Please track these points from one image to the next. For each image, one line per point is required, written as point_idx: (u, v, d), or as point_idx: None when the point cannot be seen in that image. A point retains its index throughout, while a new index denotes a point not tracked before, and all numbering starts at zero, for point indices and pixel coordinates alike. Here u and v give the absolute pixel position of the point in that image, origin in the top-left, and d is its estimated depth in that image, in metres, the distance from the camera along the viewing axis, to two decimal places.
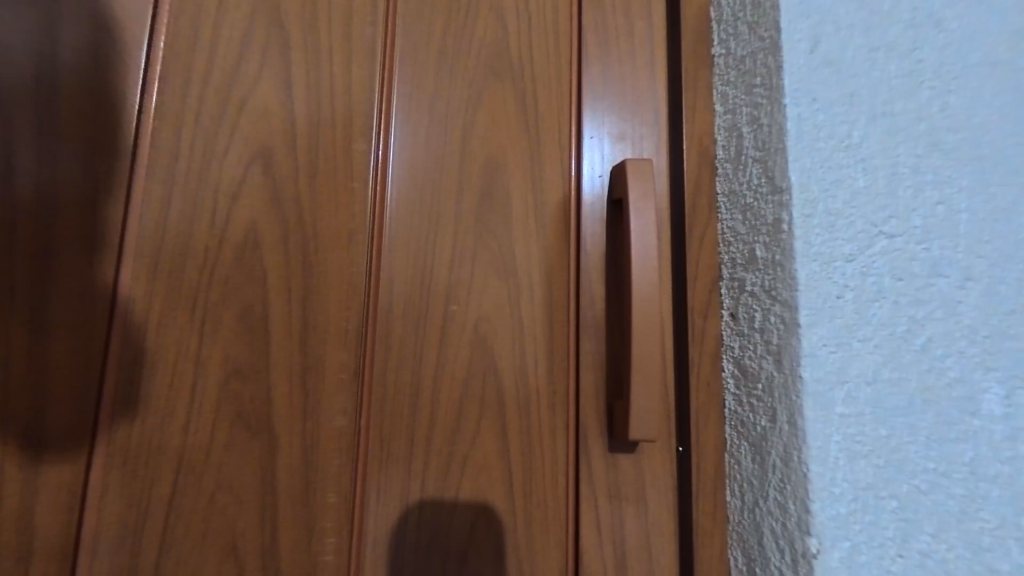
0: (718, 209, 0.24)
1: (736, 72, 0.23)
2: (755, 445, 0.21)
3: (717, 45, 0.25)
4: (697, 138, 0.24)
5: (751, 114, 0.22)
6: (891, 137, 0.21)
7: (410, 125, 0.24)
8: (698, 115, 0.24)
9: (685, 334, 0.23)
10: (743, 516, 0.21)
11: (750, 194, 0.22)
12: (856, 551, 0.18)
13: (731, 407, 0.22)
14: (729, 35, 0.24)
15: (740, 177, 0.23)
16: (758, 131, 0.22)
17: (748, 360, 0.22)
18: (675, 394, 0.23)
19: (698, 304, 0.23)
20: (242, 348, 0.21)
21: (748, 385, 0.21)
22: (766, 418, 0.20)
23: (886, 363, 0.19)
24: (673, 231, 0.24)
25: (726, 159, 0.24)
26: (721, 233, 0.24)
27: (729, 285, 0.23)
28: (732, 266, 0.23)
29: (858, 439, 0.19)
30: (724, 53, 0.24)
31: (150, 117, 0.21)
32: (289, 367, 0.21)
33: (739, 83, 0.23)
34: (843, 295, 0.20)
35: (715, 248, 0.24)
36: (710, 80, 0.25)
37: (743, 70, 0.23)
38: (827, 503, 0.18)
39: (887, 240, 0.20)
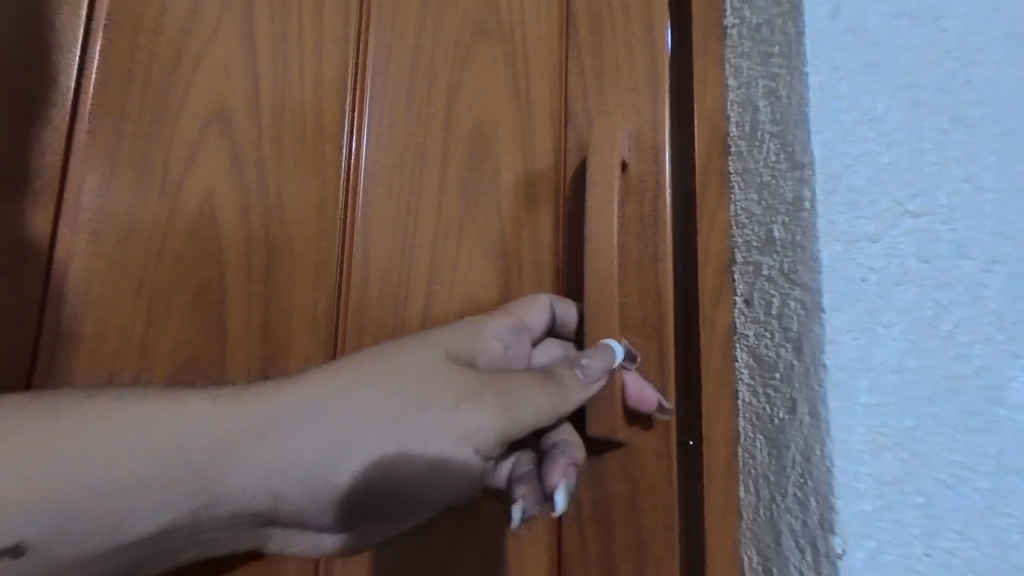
0: (731, 189, 0.22)
1: (751, 42, 0.22)
2: (772, 439, 0.20)
3: (730, 13, 0.23)
4: (707, 112, 0.22)
5: (768, 86, 0.21)
6: (915, 110, 0.20)
7: (386, 85, 0.21)
8: (708, 88, 0.23)
9: (696, 322, 0.21)
10: (758, 514, 0.20)
11: (767, 171, 0.21)
12: (881, 551, 0.17)
13: (745, 400, 0.21)
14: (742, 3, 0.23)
15: (756, 154, 0.21)
16: (776, 104, 0.20)
17: (763, 348, 0.20)
18: (686, 388, 0.21)
19: (709, 291, 0.21)
20: (195, 329, 0.19)
21: (764, 375, 0.20)
22: (784, 410, 0.19)
23: (911, 350, 0.18)
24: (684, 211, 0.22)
25: (739, 134, 0.22)
26: (734, 213, 0.22)
27: (742, 269, 0.21)
28: (745, 249, 0.21)
29: (882, 431, 0.18)
30: (738, 22, 0.23)
31: (94, 70, 0.19)
32: (248, 351, 0.19)
33: (754, 54, 0.22)
34: (868, 278, 0.18)
35: (727, 230, 0.22)
36: (722, 51, 0.23)
37: (759, 40, 0.22)
38: (851, 499, 0.17)
39: (912, 219, 0.19)
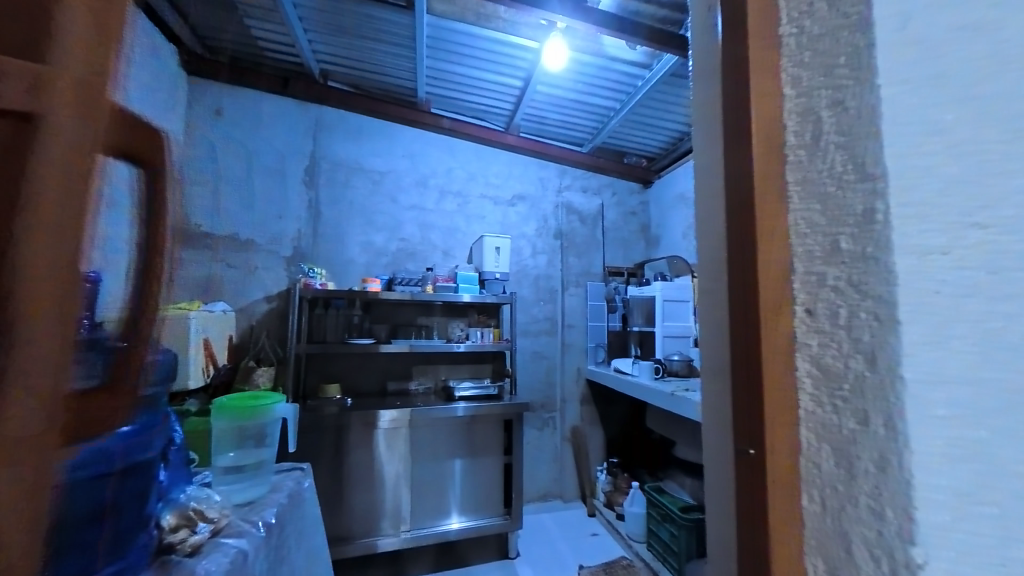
0: (791, 199, 0.22)
1: (810, 54, 0.23)
2: (840, 448, 0.20)
3: (787, 24, 0.23)
4: (760, 121, 0.23)
5: (832, 97, 0.22)
6: (985, 120, 0.20)
7: None
8: (766, 99, 0.23)
9: (759, 328, 0.22)
10: (824, 521, 0.21)
11: (832, 182, 0.22)
12: (964, 556, 0.19)
13: (808, 408, 0.21)
14: (800, 15, 0.23)
15: (816, 164, 0.22)
16: (842, 115, 0.22)
17: (828, 359, 0.21)
18: (751, 393, 0.22)
19: (769, 300, 0.22)
20: None
21: (829, 386, 0.21)
22: (854, 421, 0.20)
23: (993, 363, 0.19)
24: (747, 224, 0.23)
25: (798, 145, 0.23)
26: (796, 224, 0.22)
27: (804, 279, 0.22)
28: (807, 259, 0.22)
29: (956, 443, 0.19)
30: (795, 32, 0.23)
31: None
32: None
33: (815, 65, 0.23)
34: (942, 290, 0.20)
35: (787, 240, 0.22)
36: (779, 60, 0.23)
37: (820, 52, 0.23)
38: (932, 509, 0.19)
39: (983, 231, 0.20)
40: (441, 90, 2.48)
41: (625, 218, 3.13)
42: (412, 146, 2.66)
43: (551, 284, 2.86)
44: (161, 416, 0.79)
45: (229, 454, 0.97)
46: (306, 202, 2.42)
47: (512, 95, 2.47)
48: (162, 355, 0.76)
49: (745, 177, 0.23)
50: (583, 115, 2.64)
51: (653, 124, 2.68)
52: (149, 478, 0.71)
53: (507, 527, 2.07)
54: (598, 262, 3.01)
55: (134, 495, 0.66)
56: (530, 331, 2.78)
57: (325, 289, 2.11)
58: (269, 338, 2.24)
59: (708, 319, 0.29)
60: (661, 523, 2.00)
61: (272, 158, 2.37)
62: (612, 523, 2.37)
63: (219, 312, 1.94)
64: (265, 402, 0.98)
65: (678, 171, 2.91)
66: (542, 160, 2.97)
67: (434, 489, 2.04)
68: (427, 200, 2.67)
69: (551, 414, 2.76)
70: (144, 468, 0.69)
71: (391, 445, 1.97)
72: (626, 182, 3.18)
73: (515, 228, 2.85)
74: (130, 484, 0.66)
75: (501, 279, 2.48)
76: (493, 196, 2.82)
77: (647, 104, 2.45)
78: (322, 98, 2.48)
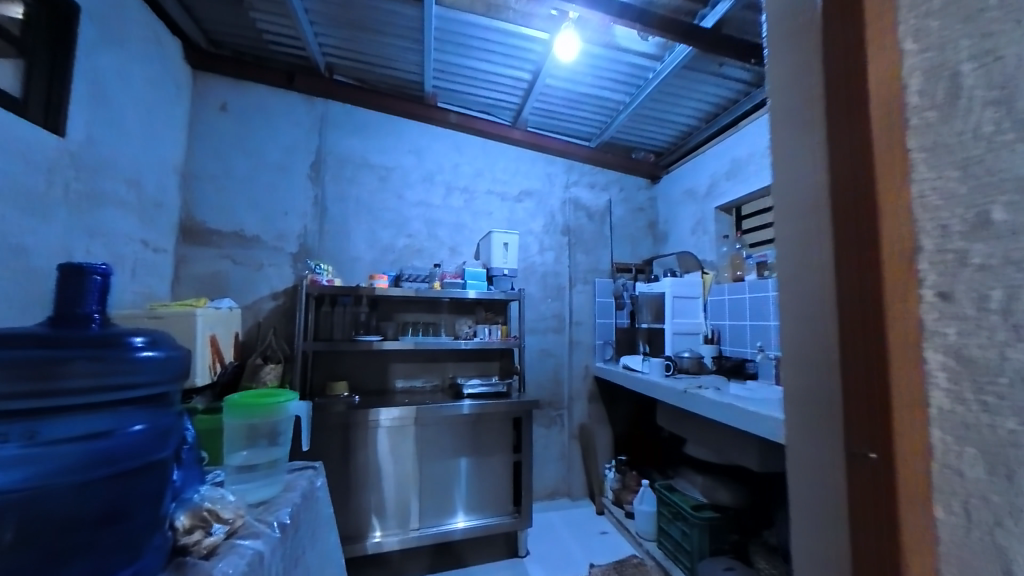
0: (923, 237, 0.29)
1: (942, 118, 0.29)
2: (987, 439, 0.27)
3: (913, 92, 0.30)
4: (900, 179, 0.30)
5: (969, 151, 0.29)
6: None
7: None
8: (902, 163, 0.30)
9: (891, 341, 0.30)
10: (969, 489, 0.27)
11: (978, 219, 0.28)
12: None
13: (948, 404, 0.28)
14: (929, 86, 0.30)
15: (953, 205, 0.29)
16: (990, 162, 0.28)
17: (975, 356, 0.27)
18: (887, 391, 0.30)
19: (901, 321, 0.30)
20: None
21: (977, 382, 0.27)
22: (1012, 421, 0.26)
23: None
24: (878, 266, 0.31)
25: (934, 192, 0.29)
26: (932, 256, 0.29)
27: (940, 301, 0.29)
28: (941, 283, 0.29)
29: None
30: (923, 101, 0.30)
31: None
32: None
33: (948, 126, 0.29)
34: None
35: (920, 271, 0.29)
36: (908, 127, 0.30)
37: (950, 116, 0.29)
38: None
39: None
40: (448, 84, 2.44)
41: (632, 214, 3.10)
42: (418, 142, 2.63)
43: (558, 281, 2.84)
44: (174, 416, 0.78)
45: (242, 453, 0.96)
46: (312, 198, 2.39)
47: (521, 89, 2.44)
48: (166, 352, 0.74)
49: (869, 228, 0.32)
50: (592, 109, 2.61)
51: (663, 118, 2.64)
52: (160, 479, 0.70)
53: (517, 525, 2.05)
54: (606, 259, 2.97)
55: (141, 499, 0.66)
56: (537, 329, 2.76)
57: (332, 286, 2.09)
58: (275, 336, 2.22)
59: (800, 307, 0.37)
60: (672, 522, 1.97)
61: (278, 154, 2.35)
62: (621, 522, 2.35)
63: (226, 310, 1.92)
64: (277, 400, 0.96)
65: (687, 167, 2.87)
66: (549, 155, 2.94)
67: (443, 488, 2.02)
68: (434, 196, 2.64)
69: (559, 412, 2.73)
70: (156, 468, 0.69)
71: (400, 443, 1.96)
72: (634, 179, 3.15)
73: (522, 225, 2.82)
74: (141, 486, 0.66)
75: (509, 276, 2.46)
76: (500, 192, 2.79)
77: (658, 97, 2.41)
78: (327, 93, 2.45)
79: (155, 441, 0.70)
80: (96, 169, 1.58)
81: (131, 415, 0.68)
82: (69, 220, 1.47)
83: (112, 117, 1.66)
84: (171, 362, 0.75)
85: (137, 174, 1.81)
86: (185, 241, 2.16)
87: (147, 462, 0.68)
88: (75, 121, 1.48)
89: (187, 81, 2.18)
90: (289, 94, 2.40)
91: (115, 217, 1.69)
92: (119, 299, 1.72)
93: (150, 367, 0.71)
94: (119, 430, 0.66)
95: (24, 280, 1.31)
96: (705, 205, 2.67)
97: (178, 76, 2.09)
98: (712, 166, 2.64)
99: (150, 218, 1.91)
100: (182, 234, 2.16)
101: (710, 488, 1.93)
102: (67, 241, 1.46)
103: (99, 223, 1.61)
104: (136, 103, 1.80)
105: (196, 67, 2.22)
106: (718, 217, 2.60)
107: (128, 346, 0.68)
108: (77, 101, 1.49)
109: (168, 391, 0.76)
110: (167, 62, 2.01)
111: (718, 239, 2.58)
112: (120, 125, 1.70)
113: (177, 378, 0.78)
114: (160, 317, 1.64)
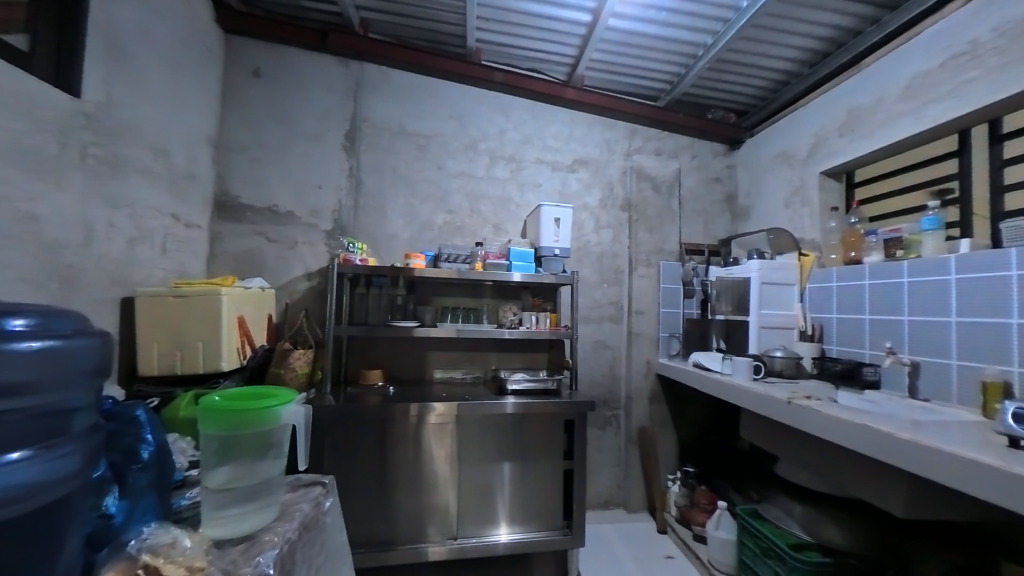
0: None
1: None
2: None
3: None
4: None
5: None
6: None
7: None
8: None
9: None
10: None
11: None
12: None
13: None
14: None
15: None
16: None
17: None
18: None
19: None
20: None
21: None
22: None
23: None
24: None
25: None
26: None
27: None
28: None
29: None
30: None
31: None
32: None
33: None
34: None
35: None
36: None
37: None
38: None
39: None
40: (492, 35, 2.11)
41: (706, 185, 2.63)
42: (459, 106, 2.35)
43: (617, 263, 2.47)
44: (82, 432, 0.65)
45: (222, 469, 0.80)
46: (347, 170, 2.20)
47: (578, 36, 2.06)
48: (77, 340, 0.63)
49: None
50: (662, 57, 2.17)
51: (753, 63, 2.15)
52: (51, 525, 0.59)
53: (568, 544, 1.79)
54: (673, 238, 2.55)
55: (15, 553, 0.55)
56: (591, 318, 2.42)
57: (366, 266, 1.88)
58: (307, 318, 2.10)
59: None
60: (761, 558, 1.59)
61: (312, 123, 2.17)
62: (688, 545, 2.01)
63: (256, 289, 1.78)
64: (270, 404, 0.82)
65: (779, 125, 2.36)
66: (607, 118, 2.54)
67: (481, 495, 1.78)
68: (477, 167, 2.36)
69: (615, 412, 2.41)
70: (60, 505, 0.60)
71: (438, 443, 1.74)
72: (709, 143, 2.66)
73: (575, 199, 2.47)
74: (36, 526, 0.57)
75: (561, 257, 2.13)
76: (550, 161, 2.45)
77: (750, 33, 1.93)
78: (363, 53, 2.20)
79: (54, 478, 0.58)
80: (114, 134, 1.43)
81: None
82: (86, 189, 1.32)
83: (131, 78, 1.50)
84: (57, 358, 0.60)
85: (164, 143, 1.68)
86: (219, 216, 2.07)
87: (38, 507, 0.57)
88: (91, 79, 1.33)
89: (220, 47, 2.06)
90: (323, 56, 2.20)
91: (139, 187, 1.55)
92: (148, 276, 1.63)
93: (41, 362, 0.58)
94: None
95: (50, 255, 1.20)
96: (805, 170, 2.16)
97: (207, 38, 1.95)
98: (815, 121, 2.12)
99: (180, 192, 1.80)
100: (217, 210, 2.06)
101: (812, 523, 1.51)
102: (87, 212, 1.33)
103: (122, 193, 1.47)
104: (163, 65, 1.66)
105: (228, 30, 2.09)
106: (823, 184, 2.09)
107: (5, 335, 0.56)
108: (92, 56, 1.33)
109: (70, 398, 0.62)
110: (195, 22, 1.85)
111: (823, 212, 2.08)
112: (143, 87, 1.56)
113: (64, 382, 0.61)
114: (183, 296, 1.50)
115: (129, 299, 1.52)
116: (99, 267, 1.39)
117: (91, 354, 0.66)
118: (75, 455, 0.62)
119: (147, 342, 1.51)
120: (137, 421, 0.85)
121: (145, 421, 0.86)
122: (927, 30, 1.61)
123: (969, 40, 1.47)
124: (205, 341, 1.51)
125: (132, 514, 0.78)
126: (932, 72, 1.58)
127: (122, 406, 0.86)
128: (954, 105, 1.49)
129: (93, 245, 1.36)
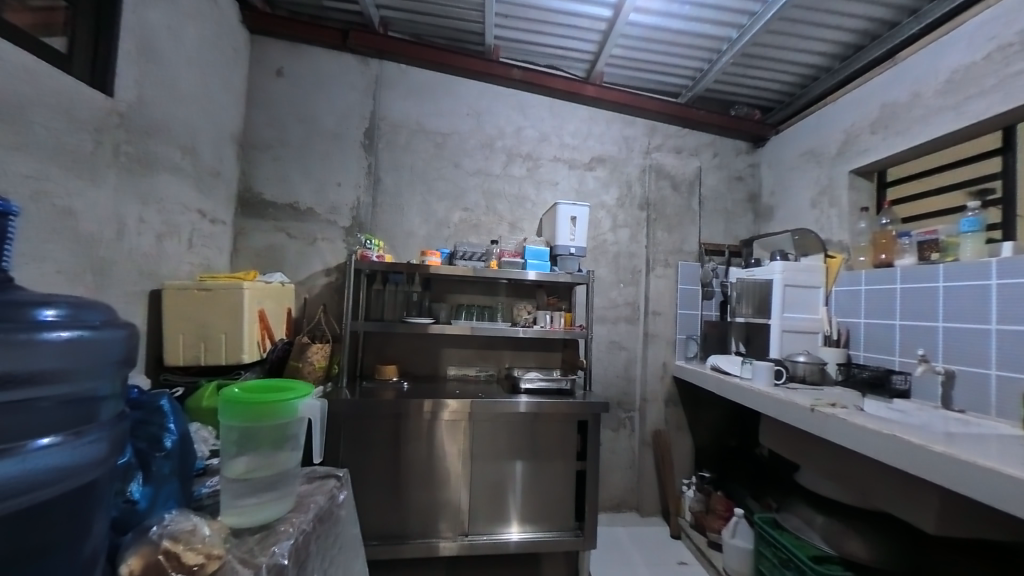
0: None
1: None
2: None
3: None
4: None
5: None
6: None
7: None
8: None
9: None
10: None
11: None
12: None
13: None
14: None
15: None
16: None
17: None
18: None
19: None
20: None
21: None
22: None
23: None
24: None
25: None
26: None
27: None
28: None
29: None
30: None
31: None
32: None
33: None
34: None
35: None
36: None
37: None
38: None
39: None
40: (511, 33, 2.11)
41: (728, 184, 2.57)
42: (477, 103, 2.34)
43: (634, 263, 2.44)
44: (109, 420, 0.67)
45: (242, 459, 0.82)
46: (365, 167, 2.23)
47: (598, 32, 2.03)
48: (105, 331, 0.66)
49: None
50: (684, 52, 2.12)
51: (781, 57, 2.08)
52: (77, 511, 0.61)
53: (580, 545, 1.78)
54: (693, 238, 2.49)
55: (40, 538, 0.57)
56: (607, 318, 2.39)
57: (383, 263, 1.89)
58: (325, 313, 2.14)
59: None
60: (778, 568, 1.55)
61: (332, 121, 2.21)
62: (702, 551, 1.97)
63: (276, 284, 1.82)
64: (288, 397, 0.84)
65: (807, 121, 2.27)
66: (627, 115, 2.50)
67: (494, 493, 1.78)
68: (494, 165, 2.35)
69: (630, 414, 2.38)
70: (85, 491, 0.62)
71: (450, 440, 1.75)
72: (732, 140, 2.59)
73: (593, 197, 2.44)
74: (63, 510, 0.59)
75: (577, 256, 2.11)
76: (568, 159, 2.43)
77: (777, 26, 1.87)
78: (383, 52, 2.21)
79: (82, 464, 0.61)
80: (146, 133, 1.48)
81: (20, 426, 0.55)
82: (119, 185, 1.37)
83: (160, 76, 1.54)
84: (84, 349, 0.62)
85: (192, 140, 1.73)
86: (243, 213, 2.12)
87: (65, 492, 0.59)
88: (124, 79, 1.38)
89: (245, 47, 2.11)
90: (343, 54, 2.23)
91: (168, 184, 1.60)
92: (175, 270, 1.68)
93: (68, 352, 0.60)
94: (26, 449, 0.55)
95: (85, 249, 1.26)
96: (834, 168, 2.08)
97: (233, 38, 2.00)
98: (846, 116, 2.04)
99: (206, 188, 1.85)
100: (240, 206, 2.12)
101: (833, 534, 1.46)
102: (120, 208, 1.38)
103: (152, 189, 1.53)
104: (192, 65, 1.71)
105: (253, 30, 2.14)
106: (853, 183, 2.00)
107: (36, 326, 0.58)
108: (124, 57, 1.37)
109: (96, 388, 0.65)
110: (222, 23, 1.91)
111: (853, 212, 1.99)
112: (173, 86, 1.61)
113: (89, 372, 0.63)
114: (206, 289, 1.55)
115: (156, 291, 1.58)
116: (130, 261, 1.44)
117: (118, 345, 0.69)
118: (101, 442, 0.64)
119: (172, 333, 1.56)
120: (162, 410, 0.88)
121: (169, 410, 0.89)
122: (970, 20, 1.52)
123: (1018, 30, 1.38)
124: (227, 333, 1.56)
125: (155, 500, 0.80)
126: (976, 65, 1.49)
127: (148, 395, 0.90)
128: (999, 100, 1.41)
129: (124, 239, 1.41)
